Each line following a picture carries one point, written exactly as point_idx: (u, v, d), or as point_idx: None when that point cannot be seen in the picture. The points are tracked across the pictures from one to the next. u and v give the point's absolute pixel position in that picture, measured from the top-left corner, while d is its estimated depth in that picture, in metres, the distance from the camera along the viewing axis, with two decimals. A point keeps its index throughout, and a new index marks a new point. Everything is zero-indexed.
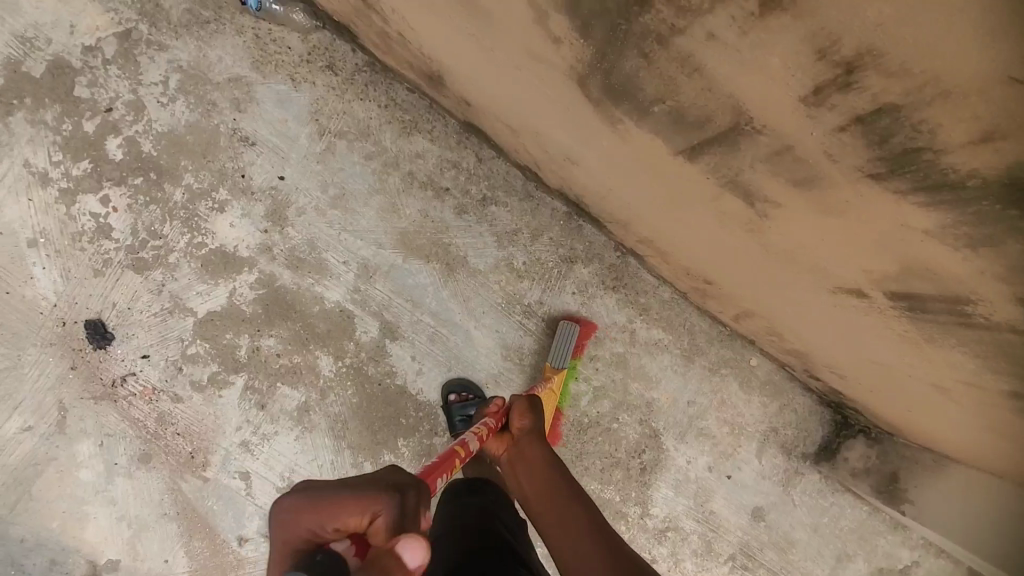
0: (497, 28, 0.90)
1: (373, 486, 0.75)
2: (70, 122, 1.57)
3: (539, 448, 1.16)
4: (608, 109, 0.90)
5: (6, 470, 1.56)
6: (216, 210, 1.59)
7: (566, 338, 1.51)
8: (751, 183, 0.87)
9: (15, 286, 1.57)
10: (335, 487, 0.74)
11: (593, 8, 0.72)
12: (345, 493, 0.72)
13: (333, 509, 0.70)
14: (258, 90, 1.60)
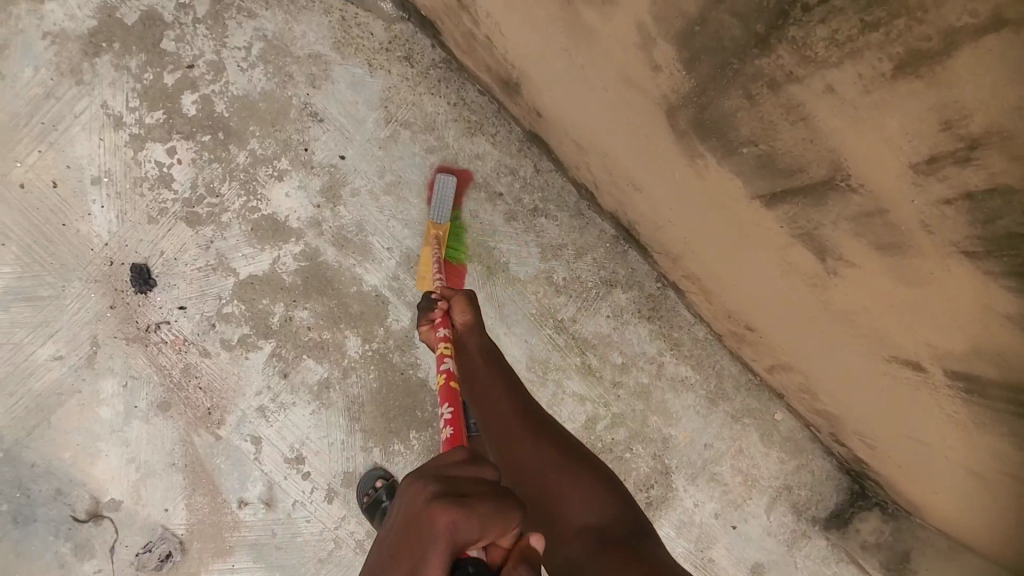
0: (596, 48, 0.92)
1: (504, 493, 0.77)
2: (152, 72, 1.62)
3: (478, 338, 1.25)
4: (692, 142, 0.92)
5: (31, 394, 1.60)
6: (275, 178, 1.63)
7: (447, 193, 1.55)
8: (827, 239, 0.87)
9: (73, 220, 1.62)
10: (477, 495, 0.73)
11: (708, 44, 0.76)
12: (496, 505, 0.73)
13: (490, 526, 0.71)
14: (335, 70, 1.64)
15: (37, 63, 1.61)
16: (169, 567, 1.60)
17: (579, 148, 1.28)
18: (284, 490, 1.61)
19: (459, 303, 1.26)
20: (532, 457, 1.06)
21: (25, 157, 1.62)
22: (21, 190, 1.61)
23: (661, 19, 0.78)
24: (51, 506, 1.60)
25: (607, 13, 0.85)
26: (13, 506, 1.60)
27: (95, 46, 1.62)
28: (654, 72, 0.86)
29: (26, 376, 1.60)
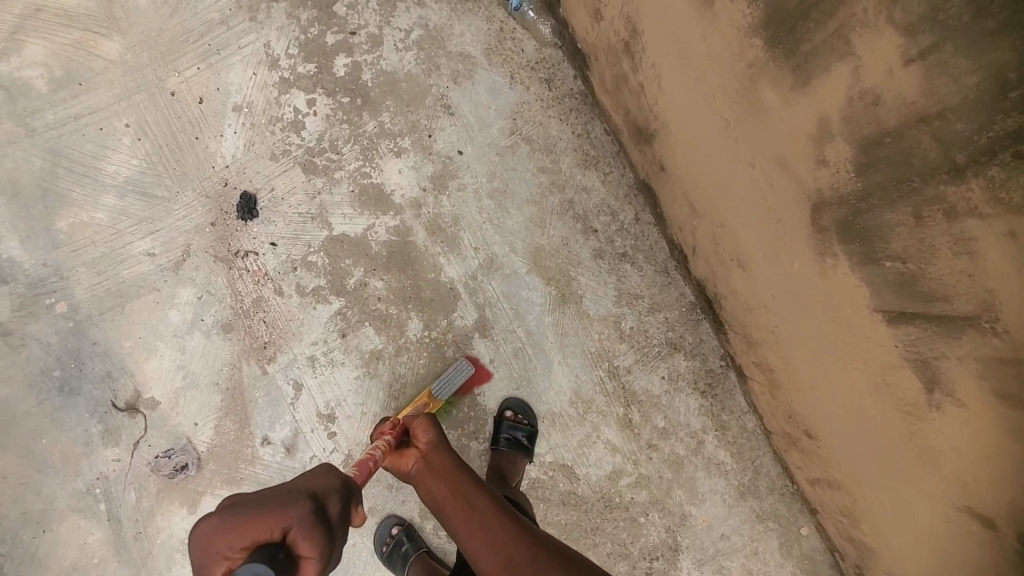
0: (764, 126, 0.95)
1: (270, 509, 0.89)
2: (317, 29, 1.75)
3: (447, 457, 1.16)
4: (829, 240, 0.93)
5: (116, 278, 1.70)
6: (393, 153, 1.71)
7: (458, 376, 1.58)
8: (944, 372, 0.86)
9: (205, 137, 1.74)
10: (249, 510, 0.90)
11: (892, 155, 0.78)
12: (258, 513, 0.88)
13: (254, 526, 0.86)
14: (479, 73, 1.73)
15: None
16: (180, 479, 1.65)
17: (694, 211, 1.31)
18: (307, 442, 1.65)
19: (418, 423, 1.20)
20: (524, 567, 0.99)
21: (185, 71, 1.76)
22: (171, 98, 1.75)
23: (849, 120, 0.81)
24: (95, 387, 1.68)
25: (790, 99, 0.88)
26: (64, 375, 1.68)
27: None
28: (818, 165, 0.89)
29: (118, 262, 1.71)
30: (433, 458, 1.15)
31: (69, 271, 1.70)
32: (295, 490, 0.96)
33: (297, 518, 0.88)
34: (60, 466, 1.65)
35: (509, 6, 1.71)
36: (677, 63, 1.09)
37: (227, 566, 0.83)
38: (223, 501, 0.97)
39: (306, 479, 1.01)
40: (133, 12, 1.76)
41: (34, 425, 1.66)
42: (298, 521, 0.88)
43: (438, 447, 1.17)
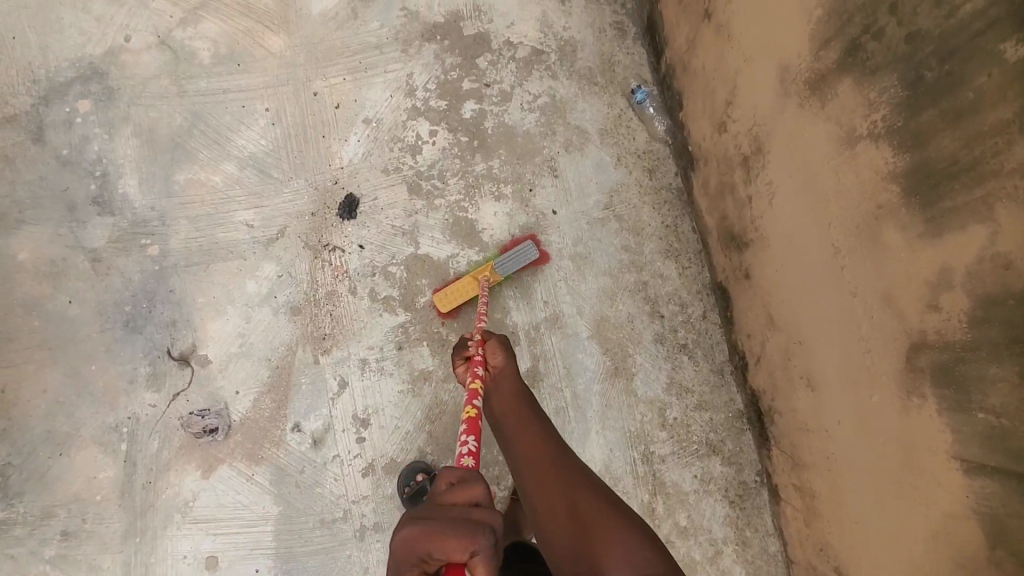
0: (876, 260, 1.00)
1: (465, 521, 0.77)
2: (457, 74, 1.93)
3: (512, 379, 1.23)
4: (920, 382, 0.95)
5: (210, 238, 1.81)
6: (493, 197, 1.84)
7: (523, 258, 1.71)
8: (1014, 536, 0.83)
9: (331, 138, 1.89)
10: (445, 519, 0.77)
11: (1009, 315, 0.79)
12: (454, 527, 0.75)
13: (454, 546, 0.74)
14: (590, 148, 1.87)
15: (385, 23, 1.96)
16: (205, 441, 1.67)
17: (774, 323, 1.37)
18: (335, 440, 1.67)
19: (490, 347, 1.28)
20: (564, 480, 1.00)
21: (331, 78, 1.94)
22: (312, 97, 1.92)
23: (974, 276, 0.84)
24: (157, 331, 1.74)
25: (917, 246, 0.92)
26: (133, 312, 1.75)
27: (431, 34, 1.96)
28: (928, 310, 0.91)
29: (218, 224, 1.82)
30: (501, 377, 1.24)
31: (171, 220, 1.81)
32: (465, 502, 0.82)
33: (487, 543, 0.76)
34: (99, 397, 1.69)
35: (632, 98, 1.87)
36: (798, 186, 1.17)
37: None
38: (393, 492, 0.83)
39: (459, 478, 0.87)
40: (304, 18, 1.97)
41: (89, 350, 1.72)
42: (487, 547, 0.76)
43: (506, 369, 1.25)
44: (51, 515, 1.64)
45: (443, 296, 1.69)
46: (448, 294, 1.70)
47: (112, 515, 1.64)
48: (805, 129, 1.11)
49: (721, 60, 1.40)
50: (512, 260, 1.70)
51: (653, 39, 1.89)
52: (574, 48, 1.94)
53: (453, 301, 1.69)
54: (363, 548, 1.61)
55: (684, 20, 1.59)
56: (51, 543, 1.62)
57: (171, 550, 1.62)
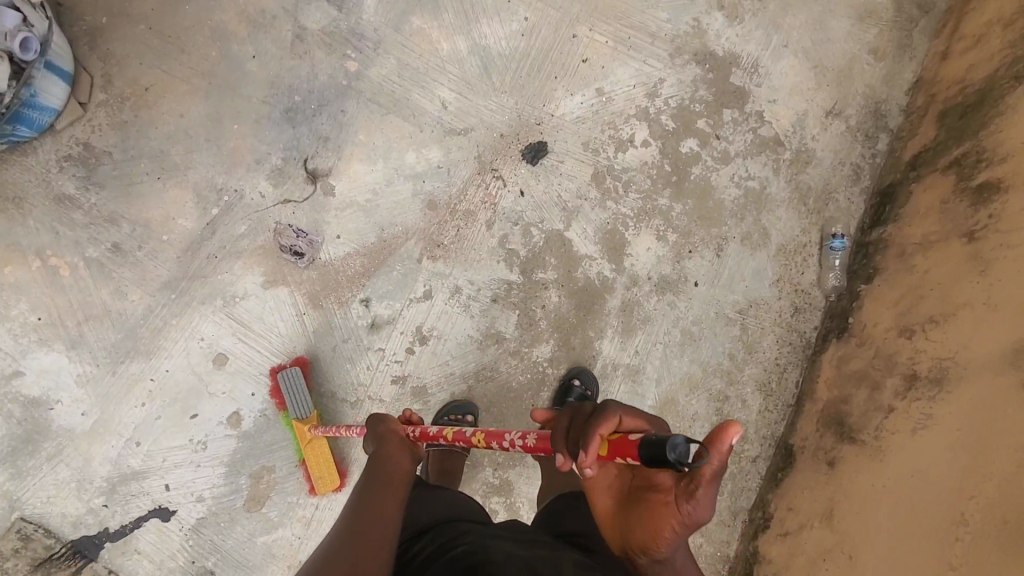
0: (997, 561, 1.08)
1: (381, 445, 1.12)
2: (700, 107, 1.85)
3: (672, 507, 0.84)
4: None
5: (403, 92, 1.74)
6: (657, 233, 1.79)
7: (297, 387, 1.54)
8: None
9: (560, 84, 1.81)
10: (372, 465, 1.06)
11: None
12: (373, 460, 1.08)
13: (385, 457, 1.08)
14: (763, 253, 1.82)
15: (673, 20, 1.86)
16: (285, 258, 1.63)
17: (830, 521, 1.44)
18: (387, 337, 1.66)
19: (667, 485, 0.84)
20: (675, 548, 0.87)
21: (595, 32, 1.83)
22: (569, 37, 1.82)
23: None
24: (307, 135, 1.68)
25: None
26: (299, 105, 1.69)
27: (703, 59, 1.87)
28: None
29: (419, 84, 1.75)
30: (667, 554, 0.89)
31: (382, 51, 1.74)
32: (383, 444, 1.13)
33: (391, 429, 1.17)
34: (223, 156, 1.64)
35: (829, 242, 1.80)
36: (959, 443, 1.24)
37: (395, 459, 1.08)
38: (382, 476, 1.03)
39: (389, 452, 1.10)
40: None
41: (242, 110, 1.66)
42: (390, 434, 1.15)
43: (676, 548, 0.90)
44: (114, 223, 1.59)
45: (320, 483, 1.53)
46: (320, 477, 1.53)
47: (165, 260, 1.60)
48: (1007, 410, 1.18)
49: (954, 282, 1.42)
50: (293, 403, 1.53)
51: (883, 202, 1.81)
52: (812, 159, 1.87)
53: (330, 477, 1.53)
54: (350, 441, 1.60)
55: (937, 219, 1.57)
56: (98, 246, 1.58)
57: (195, 325, 1.59)
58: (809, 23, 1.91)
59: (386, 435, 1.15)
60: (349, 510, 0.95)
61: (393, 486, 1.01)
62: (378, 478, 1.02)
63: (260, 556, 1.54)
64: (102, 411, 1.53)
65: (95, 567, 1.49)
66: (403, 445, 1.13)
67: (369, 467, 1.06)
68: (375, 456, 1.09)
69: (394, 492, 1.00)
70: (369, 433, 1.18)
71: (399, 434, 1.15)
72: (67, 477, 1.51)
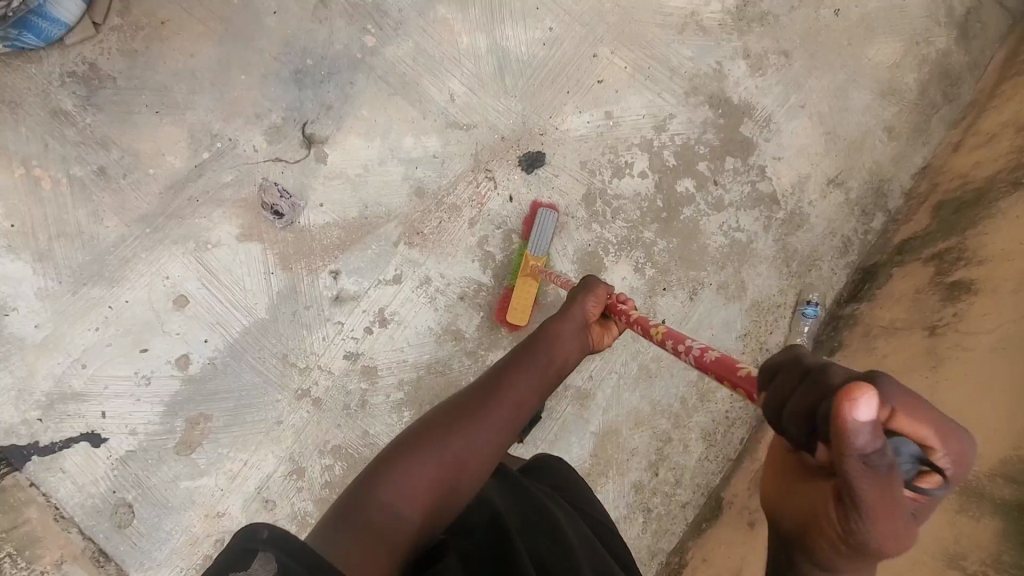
0: None
1: (559, 319, 1.14)
2: (705, 150, 1.86)
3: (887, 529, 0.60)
4: None
5: (416, 76, 1.75)
6: (635, 265, 1.80)
7: (547, 228, 1.72)
8: None
9: (570, 99, 1.82)
10: (540, 335, 1.11)
11: None
12: (545, 328, 1.12)
13: (552, 334, 1.11)
14: (736, 305, 1.82)
15: (695, 60, 1.87)
16: (265, 216, 1.65)
17: None
18: (349, 312, 1.66)
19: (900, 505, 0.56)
20: None
21: (617, 56, 1.84)
22: (589, 56, 1.83)
23: None
24: (311, 99, 1.70)
25: None
26: (309, 69, 1.70)
27: (717, 103, 1.88)
28: None
29: (432, 71, 1.75)
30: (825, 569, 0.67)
31: (403, 32, 1.75)
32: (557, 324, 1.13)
33: (585, 303, 1.17)
34: (224, 103, 1.66)
35: (802, 307, 1.81)
36: None
37: (561, 343, 1.10)
38: (538, 355, 1.07)
39: (564, 329, 1.12)
40: None
41: (254, 62, 1.67)
42: (570, 316, 1.14)
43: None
44: (104, 147, 1.61)
45: (517, 310, 1.68)
46: (517, 308, 1.69)
47: (147, 193, 1.61)
48: None
49: (905, 373, 1.43)
50: (545, 237, 1.70)
51: (863, 282, 1.82)
52: (804, 222, 1.87)
53: (524, 311, 1.69)
54: (291, 406, 1.61)
55: (906, 308, 1.58)
56: (85, 167, 1.60)
57: (163, 262, 1.60)
58: (829, 89, 1.92)
59: (572, 312, 1.15)
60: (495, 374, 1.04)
61: (543, 372, 1.06)
62: (537, 357, 1.07)
63: (179, 500, 1.55)
64: (55, 327, 1.55)
65: (17, 478, 1.50)
66: (578, 329, 1.15)
67: (538, 337, 1.10)
68: (547, 328, 1.12)
69: (539, 380, 1.05)
70: (571, 294, 1.20)
71: (583, 316, 1.16)
72: (8, 384, 1.53)
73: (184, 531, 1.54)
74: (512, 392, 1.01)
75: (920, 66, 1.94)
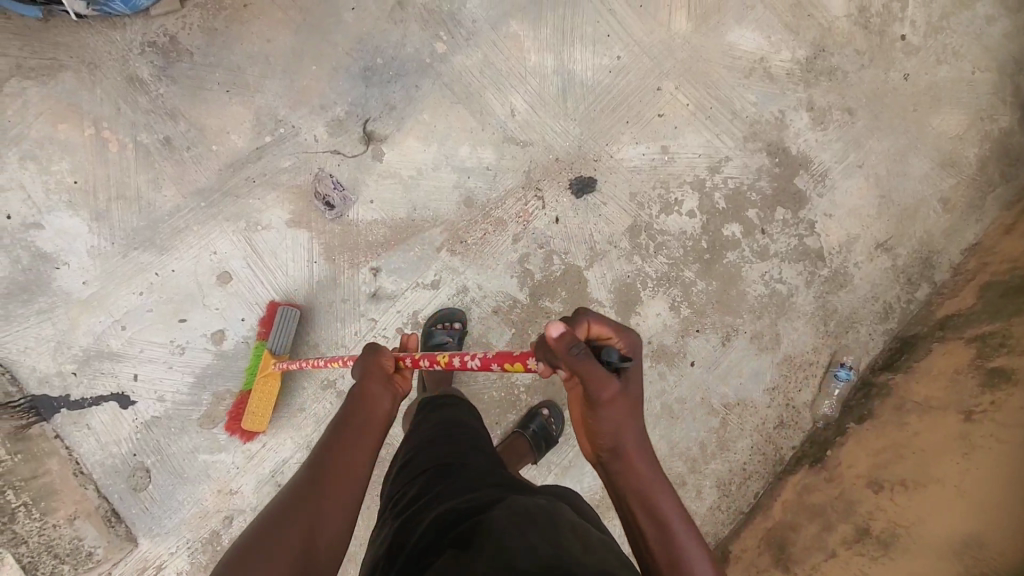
0: None
1: (361, 377, 1.06)
2: (756, 197, 1.85)
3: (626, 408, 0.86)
4: None
5: (480, 88, 1.77)
6: (672, 303, 1.79)
7: (289, 326, 1.60)
8: None
9: (628, 129, 1.82)
10: (347, 399, 1.03)
11: None
12: (353, 391, 1.03)
13: (365, 390, 1.03)
14: (767, 357, 1.80)
15: (758, 107, 1.87)
16: (316, 205, 1.68)
17: None
18: (383, 310, 1.68)
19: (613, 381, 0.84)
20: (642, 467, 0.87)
21: (680, 92, 1.84)
22: (653, 89, 1.83)
23: None
24: (376, 98, 1.72)
25: None
26: (378, 67, 1.73)
27: (774, 152, 1.87)
28: None
29: (496, 85, 1.77)
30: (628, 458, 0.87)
31: (475, 44, 1.77)
32: (365, 378, 1.06)
33: (384, 354, 1.11)
34: (293, 91, 1.69)
35: (835, 369, 1.78)
36: None
37: (376, 390, 1.04)
38: (351, 414, 0.99)
39: (370, 380, 1.05)
40: (717, 32, 1.87)
41: (326, 54, 1.71)
42: (374, 361, 1.09)
43: (634, 450, 0.87)
44: (173, 118, 1.65)
45: (249, 418, 1.55)
46: (253, 414, 1.55)
47: (206, 168, 1.65)
48: None
49: (935, 456, 1.45)
50: (281, 335, 1.57)
51: (899, 351, 1.78)
52: (847, 283, 1.85)
53: (262, 417, 1.56)
54: (315, 395, 1.63)
55: (943, 387, 1.56)
56: (152, 135, 1.64)
57: (212, 237, 1.63)
58: (889, 153, 1.90)
59: (375, 363, 1.08)
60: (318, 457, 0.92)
61: (367, 431, 0.98)
62: (354, 423, 0.98)
63: (196, 472, 1.57)
64: (101, 286, 1.59)
65: (44, 428, 1.53)
66: (385, 380, 1.06)
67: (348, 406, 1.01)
68: (354, 393, 1.03)
69: (369, 440, 0.97)
70: (361, 358, 1.11)
71: (385, 367, 1.08)
72: (49, 335, 1.56)
73: (195, 503, 1.56)
74: (332, 471, 0.90)
75: (983, 141, 1.91)
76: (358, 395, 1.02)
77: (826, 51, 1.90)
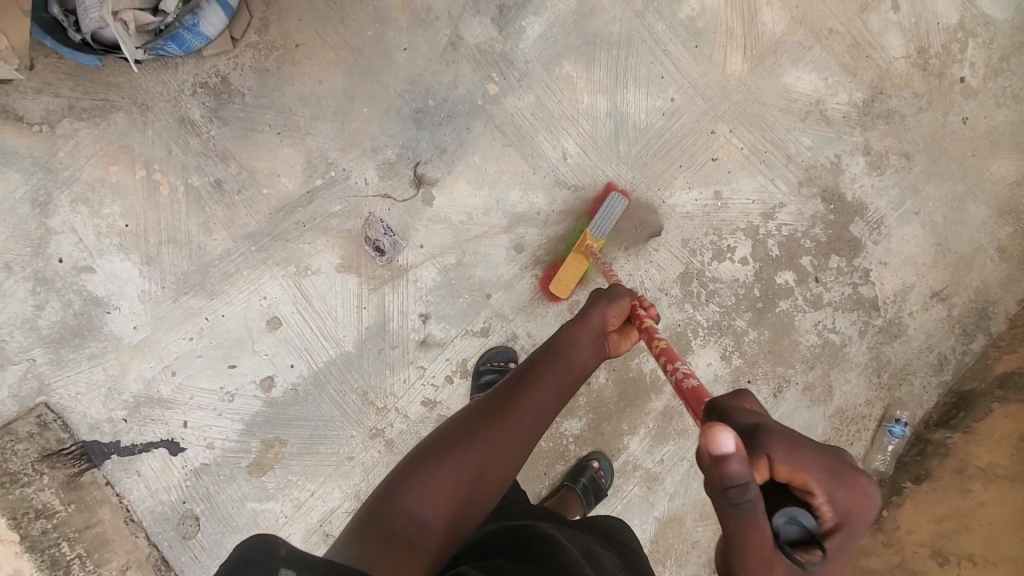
0: None
1: (576, 325, 1.20)
2: (810, 245, 1.81)
3: None
4: None
5: (532, 131, 1.73)
6: (722, 352, 1.77)
7: (612, 213, 1.66)
8: None
9: (681, 173, 1.78)
10: (561, 336, 1.19)
11: None
12: (565, 331, 1.20)
13: (579, 335, 1.18)
14: (817, 409, 1.78)
15: (813, 151, 1.82)
16: (366, 250, 1.66)
17: None
18: (432, 357, 1.66)
19: None
20: None
21: (734, 135, 1.80)
22: (707, 132, 1.79)
23: None
24: (426, 140, 1.69)
25: None
26: (429, 109, 1.70)
27: (829, 198, 1.83)
28: None
29: (549, 127, 1.74)
30: None
31: (527, 85, 1.73)
32: (584, 328, 1.19)
33: (618, 306, 1.21)
34: (343, 133, 1.67)
35: (889, 424, 1.76)
36: None
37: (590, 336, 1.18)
38: (564, 354, 1.15)
39: (591, 330, 1.19)
40: (773, 73, 1.82)
41: (376, 96, 1.68)
42: (596, 316, 1.20)
43: None
44: (224, 161, 1.63)
45: (557, 280, 1.66)
46: (560, 279, 1.66)
47: (256, 212, 1.63)
48: None
49: (1003, 532, 1.49)
50: (605, 220, 1.64)
51: (954, 408, 1.75)
52: (901, 334, 1.81)
53: (567, 284, 1.65)
54: (364, 443, 1.62)
55: (1007, 455, 1.57)
56: (203, 178, 1.62)
57: (262, 282, 1.62)
58: (946, 199, 1.85)
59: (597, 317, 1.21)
60: (512, 385, 1.10)
61: (569, 374, 1.13)
62: (556, 363, 1.13)
63: (244, 520, 1.57)
64: (151, 331, 1.58)
65: (95, 474, 1.54)
66: (595, 336, 1.19)
67: (552, 346, 1.17)
68: (563, 333, 1.19)
69: (564, 381, 1.12)
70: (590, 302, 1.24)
71: (603, 323, 1.20)
72: (100, 380, 1.56)
73: None
74: (533, 396, 1.08)
75: None
76: (571, 339, 1.17)
77: (884, 93, 1.85)
